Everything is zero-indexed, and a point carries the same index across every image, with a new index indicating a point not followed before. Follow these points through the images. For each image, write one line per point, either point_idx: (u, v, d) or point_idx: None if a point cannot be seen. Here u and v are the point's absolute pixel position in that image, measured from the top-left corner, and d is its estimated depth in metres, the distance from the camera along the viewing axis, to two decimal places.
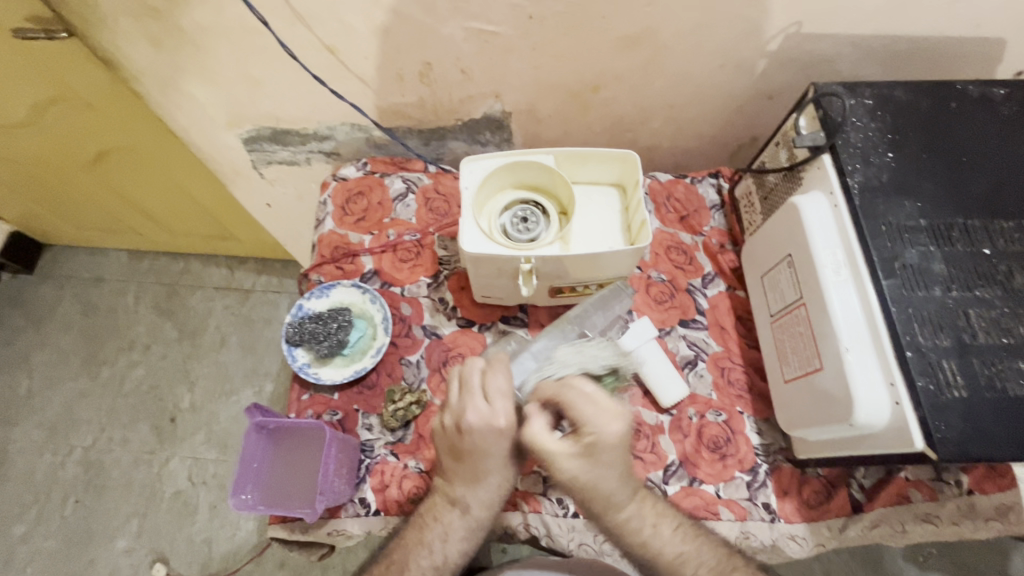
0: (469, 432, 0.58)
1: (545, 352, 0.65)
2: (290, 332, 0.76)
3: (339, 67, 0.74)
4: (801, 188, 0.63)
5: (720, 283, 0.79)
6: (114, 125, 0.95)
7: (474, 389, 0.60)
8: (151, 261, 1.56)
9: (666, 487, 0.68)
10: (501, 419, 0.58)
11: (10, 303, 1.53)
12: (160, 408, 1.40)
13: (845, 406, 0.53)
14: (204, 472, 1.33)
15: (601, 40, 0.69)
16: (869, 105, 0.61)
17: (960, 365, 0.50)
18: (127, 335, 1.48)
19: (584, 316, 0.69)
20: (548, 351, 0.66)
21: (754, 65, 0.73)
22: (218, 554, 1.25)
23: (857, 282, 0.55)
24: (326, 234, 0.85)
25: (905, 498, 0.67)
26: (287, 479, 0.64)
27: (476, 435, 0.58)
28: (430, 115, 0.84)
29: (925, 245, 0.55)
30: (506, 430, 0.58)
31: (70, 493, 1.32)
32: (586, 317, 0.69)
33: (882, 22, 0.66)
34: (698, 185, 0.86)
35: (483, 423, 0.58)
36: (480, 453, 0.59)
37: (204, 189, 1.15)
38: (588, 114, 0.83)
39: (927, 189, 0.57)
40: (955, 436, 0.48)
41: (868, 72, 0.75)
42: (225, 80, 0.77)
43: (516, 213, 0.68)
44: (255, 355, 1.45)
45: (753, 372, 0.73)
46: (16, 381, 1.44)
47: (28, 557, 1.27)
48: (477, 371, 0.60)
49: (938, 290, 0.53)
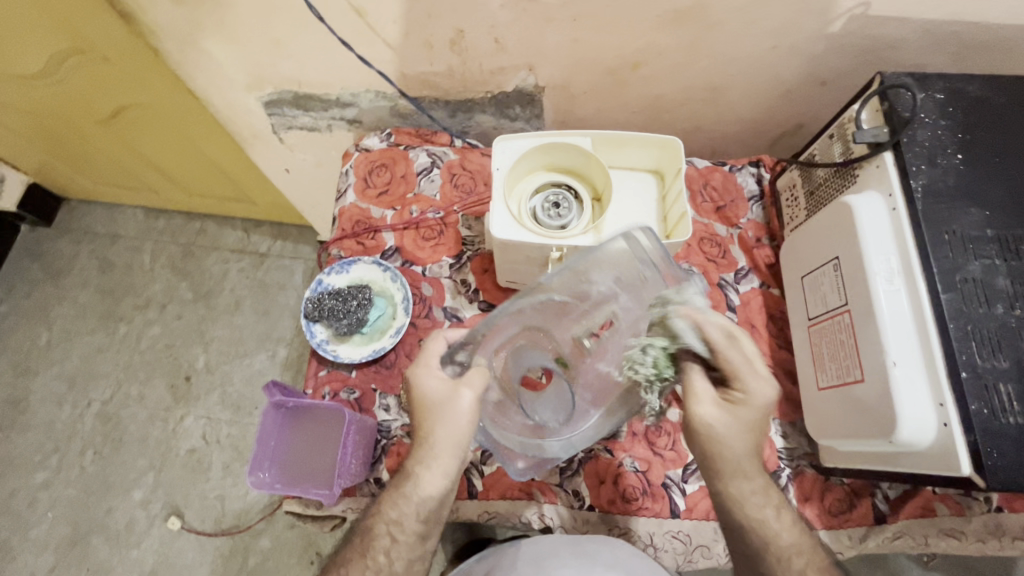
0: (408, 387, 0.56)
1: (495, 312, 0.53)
2: (309, 307, 0.75)
3: (367, 31, 0.70)
4: (855, 186, 0.59)
5: (753, 279, 0.76)
6: (131, 81, 0.92)
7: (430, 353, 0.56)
8: (167, 220, 1.55)
9: (684, 485, 0.67)
10: (462, 392, 0.53)
11: (29, 255, 1.53)
12: (176, 367, 1.41)
13: (887, 422, 0.51)
14: (217, 432, 1.35)
15: (647, 14, 0.64)
16: (940, 100, 0.56)
17: (1018, 389, 0.48)
18: (144, 293, 1.48)
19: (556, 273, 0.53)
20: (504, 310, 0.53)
21: (810, 48, 0.68)
22: (230, 512, 1.28)
23: (911, 294, 0.52)
24: (347, 207, 0.82)
25: (931, 512, 0.65)
26: (303, 459, 0.65)
27: (425, 403, 0.54)
28: (458, 86, 0.80)
29: (990, 257, 0.51)
30: (421, 379, 0.55)
31: (88, 445, 1.35)
32: (559, 273, 0.53)
33: (958, 7, 0.61)
34: (737, 173, 0.81)
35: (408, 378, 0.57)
36: (424, 415, 0.54)
37: (221, 151, 1.13)
38: (625, 92, 0.78)
39: (996, 197, 0.53)
40: (1006, 465, 0.46)
41: (932, 61, 0.69)
42: (247, 39, 0.73)
43: (548, 197, 0.65)
44: (269, 320, 1.45)
45: (782, 374, 0.71)
46: (36, 333, 1.46)
47: (48, 504, 1.30)
48: (436, 337, 0.57)
49: (1000, 308, 0.50)
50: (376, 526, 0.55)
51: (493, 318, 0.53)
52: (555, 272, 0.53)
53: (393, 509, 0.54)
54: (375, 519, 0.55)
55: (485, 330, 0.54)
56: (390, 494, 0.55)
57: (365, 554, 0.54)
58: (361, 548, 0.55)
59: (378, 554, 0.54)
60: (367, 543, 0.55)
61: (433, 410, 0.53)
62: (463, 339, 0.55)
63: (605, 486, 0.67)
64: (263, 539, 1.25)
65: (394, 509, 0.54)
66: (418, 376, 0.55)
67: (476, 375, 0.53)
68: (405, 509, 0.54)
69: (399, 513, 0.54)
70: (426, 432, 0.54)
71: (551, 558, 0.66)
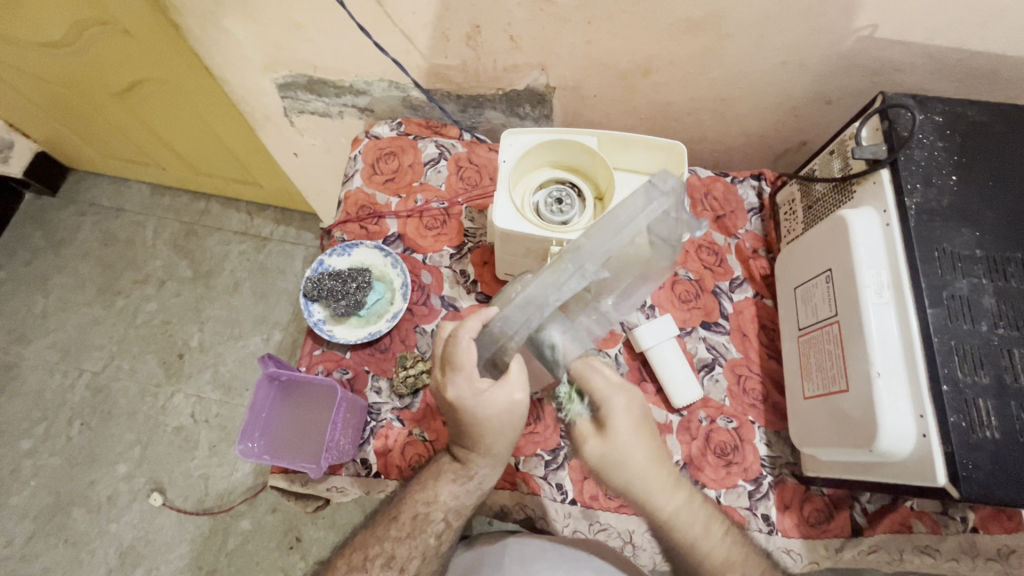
0: (463, 407, 0.55)
1: (537, 300, 0.50)
2: (309, 287, 0.76)
3: (386, 20, 0.71)
4: (852, 202, 0.61)
5: (748, 289, 0.77)
6: (148, 55, 0.93)
7: (463, 355, 0.54)
8: (172, 197, 1.56)
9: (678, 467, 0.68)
10: (517, 396, 0.56)
11: (31, 223, 1.53)
12: (170, 343, 1.42)
13: (867, 432, 0.52)
14: (206, 411, 1.35)
15: (660, 22, 0.65)
16: (938, 122, 0.58)
17: (997, 405, 0.49)
18: (143, 268, 1.49)
19: (597, 253, 0.51)
20: (546, 296, 0.50)
21: (818, 66, 0.70)
22: (213, 491, 1.28)
23: (898, 307, 0.53)
24: (353, 191, 0.83)
25: (907, 528, 0.65)
26: (294, 433, 0.66)
27: (483, 420, 0.55)
28: (471, 81, 0.81)
29: (977, 277, 0.53)
30: (483, 395, 0.54)
31: (76, 415, 1.35)
32: (601, 250, 0.51)
33: (964, 35, 0.62)
34: (738, 185, 0.83)
35: (466, 399, 0.55)
36: (490, 431, 0.57)
37: (231, 131, 1.13)
38: (634, 98, 0.80)
39: (987, 220, 0.55)
40: (980, 477, 0.48)
41: (937, 87, 0.71)
42: (267, 21, 0.74)
43: (551, 193, 0.65)
44: (266, 303, 1.46)
45: (770, 384, 0.72)
46: (32, 300, 1.46)
47: (31, 472, 1.30)
48: (466, 337, 0.54)
49: (984, 326, 0.52)
50: (433, 514, 0.61)
51: (540, 307, 0.50)
52: (597, 250, 0.51)
53: (453, 500, 0.61)
54: (432, 508, 0.61)
55: (530, 319, 0.51)
56: (447, 485, 0.61)
57: (417, 535, 0.61)
58: (414, 528, 0.61)
59: (432, 536, 0.62)
60: (421, 527, 0.61)
61: (496, 422, 0.56)
62: (497, 332, 0.52)
63: (589, 482, 0.68)
64: (244, 522, 1.25)
65: (454, 500, 0.61)
66: (467, 398, 0.54)
67: (519, 374, 0.56)
68: (464, 500, 0.62)
69: (460, 503, 0.62)
70: (486, 445, 0.59)
71: (539, 559, 0.70)
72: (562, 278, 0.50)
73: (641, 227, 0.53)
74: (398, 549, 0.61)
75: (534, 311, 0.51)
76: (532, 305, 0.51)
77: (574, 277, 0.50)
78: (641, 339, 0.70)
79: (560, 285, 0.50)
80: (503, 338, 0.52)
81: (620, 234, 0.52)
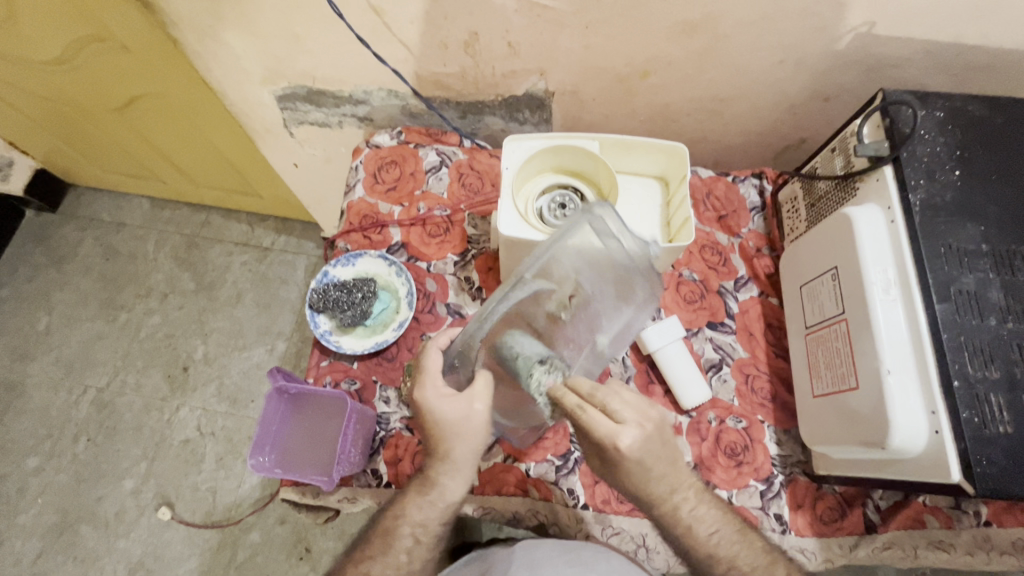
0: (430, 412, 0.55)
1: (486, 314, 0.47)
2: (315, 298, 0.76)
3: (384, 30, 0.71)
4: (856, 199, 0.61)
5: (752, 288, 0.77)
6: (146, 70, 0.93)
7: (432, 368, 0.56)
8: (172, 211, 1.57)
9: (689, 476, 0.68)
10: (477, 407, 0.55)
11: (33, 240, 1.54)
12: (174, 356, 1.41)
13: (879, 430, 0.52)
14: (212, 423, 1.35)
15: (657, 25, 0.66)
16: (940, 117, 0.58)
17: (1009, 399, 0.49)
18: (145, 282, 1.49)
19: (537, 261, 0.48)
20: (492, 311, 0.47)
21: (815, 65, 0.70)
22: (221, 504, 1.28)
23: (906, 303, 0.54)
24: (355, 201, 0.84)
25: (920, 524, 0.65)
26: (303, 446, 0.66)
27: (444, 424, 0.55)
28: (470, 88, 0.81)
29: (984, 271, 0.53)
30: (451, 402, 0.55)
31: (82, 431, 1.35)
32: (541, 262, 0.48)
33: (962, 30, 0.63)
34: (740, 184, 0.83)
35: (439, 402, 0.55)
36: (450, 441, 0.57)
37: (231, 143, 1.14)
38: (633, 100, 0.80)
39: (992, 213, 0.55)
40: (995, 473, 0.48)
41: (935, 82, 0.71)
42: (267, 35, 0.74)
43: (555, 198, 0.66)
44: (269, 313, 1.45)
45: (779, 382, 0.72)
46: (35, 318, 1.46)
47: (38, 490, 1.30)
48: (434, 350, 0.57)
49: (992, 320, 0.52)
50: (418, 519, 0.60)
51: (489, 321, 0.48)
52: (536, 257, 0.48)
53: (418, 513, 0.59)
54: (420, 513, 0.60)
55: (485, 331, 0.49)
56: (429, 491, 0.60)
57: (401, 543, 0.60)
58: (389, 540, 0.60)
59: (424, 542, 0.60)
60: (413, 532, 0.60)
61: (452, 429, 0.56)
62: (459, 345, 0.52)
63: (600, 486, 0.68)
64: (253, 533, 1.24)
65: (423, 511, 0.60)
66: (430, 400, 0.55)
67: (483, 385, 0.55)
68: (446, 506, 0.60)
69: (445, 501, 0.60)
70: (445, 451, 0.58)
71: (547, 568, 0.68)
72: (507, 291, 0.47)
73: (596, 249, 0.50)
74: (408, 552, 0.60)
75: (485, 324, 0.48)
76: (482, 319, 0.48)
77: (518, 288, 0.47)
78: (646, 341, 0.70)
79: (504, 298, 0.47)
80: (463, 349, 0.52)
81: (559, 247, 0.49)
